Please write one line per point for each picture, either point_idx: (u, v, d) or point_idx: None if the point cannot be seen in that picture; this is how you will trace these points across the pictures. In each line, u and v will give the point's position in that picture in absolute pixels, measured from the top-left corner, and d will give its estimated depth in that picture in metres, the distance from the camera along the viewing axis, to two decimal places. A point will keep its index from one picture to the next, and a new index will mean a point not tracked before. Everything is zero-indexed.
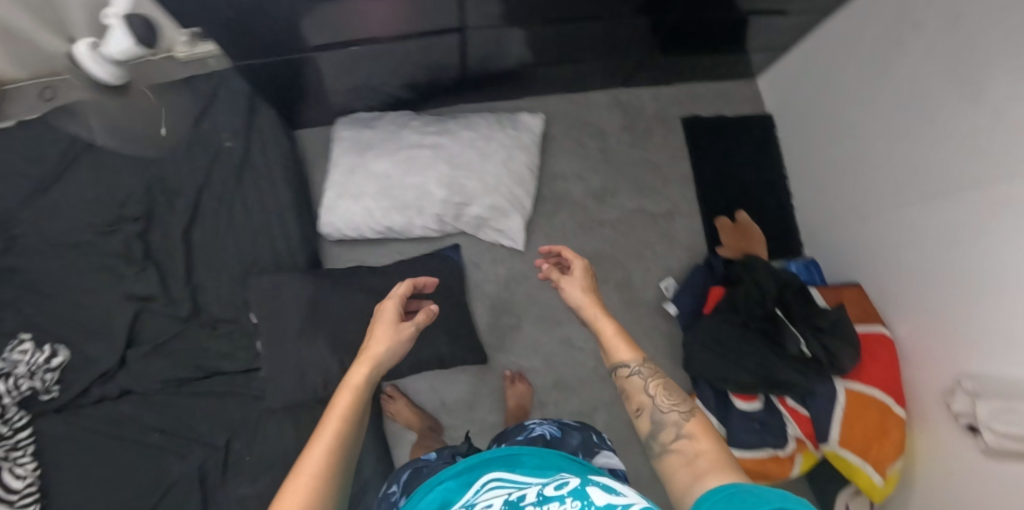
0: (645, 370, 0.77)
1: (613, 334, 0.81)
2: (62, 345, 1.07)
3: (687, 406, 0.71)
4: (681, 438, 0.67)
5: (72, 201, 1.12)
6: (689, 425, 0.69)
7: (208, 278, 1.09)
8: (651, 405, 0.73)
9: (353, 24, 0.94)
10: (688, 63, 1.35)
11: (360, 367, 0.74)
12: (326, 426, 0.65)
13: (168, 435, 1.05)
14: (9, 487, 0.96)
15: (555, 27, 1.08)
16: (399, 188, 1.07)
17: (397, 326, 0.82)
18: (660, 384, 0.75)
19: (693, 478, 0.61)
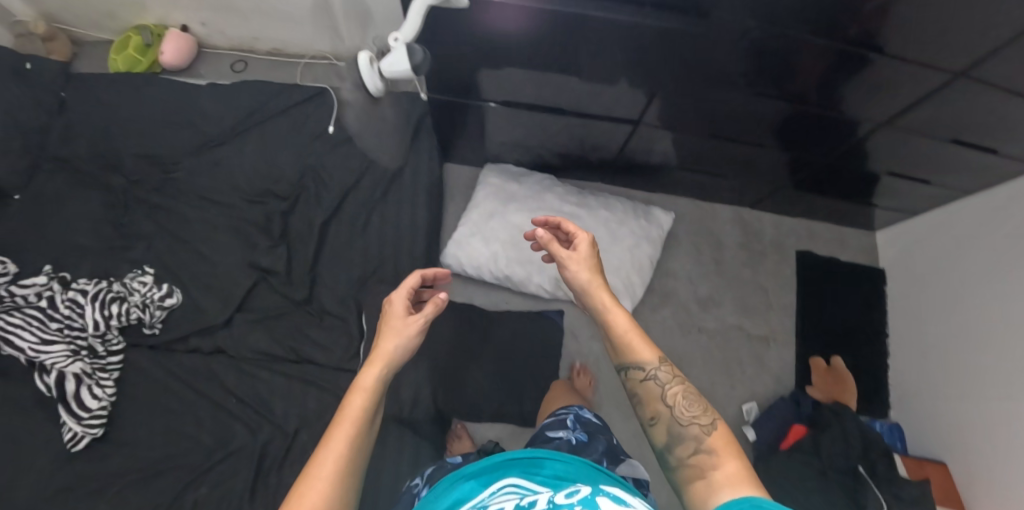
0: (662, 377, 0.75)
1: (630, 332, 0.78)
2: (177, 289, 1.17)
3: (707, 418, 0.72)
4: (700, 453, 0.69)
5: (233, 165, 1.21)
6: (709, 439, 0.70)
7: (328, 272, 1.15)
8: (668, 416, 0.73)
9: (528, 90, 0.99)
10: (821, 206, 1.35)
11: (371, 367, 0.78)
12: (336, 432, 0.71)
13: (249, 403, 1.11)
14: (84, 403, 1.09)
15: (715, 143, 1.10)
16: (529, 243, 1.14)
17: (405, 321, 0.83)
18: (678, 392, 0.74)
19: (713, 499, 0.65)
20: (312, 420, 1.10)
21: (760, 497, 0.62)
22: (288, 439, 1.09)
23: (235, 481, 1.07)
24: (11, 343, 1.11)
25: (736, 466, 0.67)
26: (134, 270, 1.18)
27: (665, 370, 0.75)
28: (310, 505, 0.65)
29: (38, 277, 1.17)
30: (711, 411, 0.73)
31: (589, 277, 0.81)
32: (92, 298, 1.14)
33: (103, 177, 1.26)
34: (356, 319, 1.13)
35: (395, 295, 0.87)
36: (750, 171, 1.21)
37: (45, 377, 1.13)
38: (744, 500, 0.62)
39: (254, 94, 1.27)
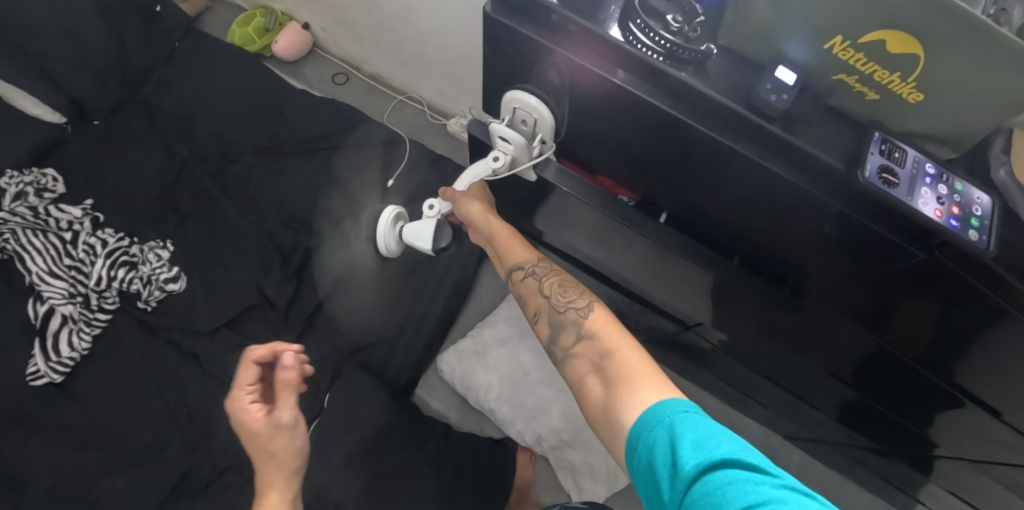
0: (542, 270, 0.71)
1: (507, 238, 0.76)
2: (185, 277, 1.15)
3: (584, 301, 0.65)
4: (583, 341, 0.62)
5: (285, 182, 1.20)
6: (587, 324, 0.63)
7: (323, 327, 1.10)
8: (546, 309, 0.68)
9: (585, 257, 0.88)
10: (860, 475, 1.17)
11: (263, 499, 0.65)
12: None
13: (195, 421, 1.09)
14: (56, 350, 1.08)
15: (765, 382, 0.95)
16: (526, 389, 1.06)
17: (264, 439, 0.64)
18: (560, 279, 0.70)
19: (613, 387, 0.54)
20: (243, 467, 1.06)
21: (669, 397, 0.50)
22: (213, 475, 1.05)
23: (145, 494, 1.02)
24: (24, 263, 1.11)
25: (630, 341, 0.59)
26: (158, 240, 1.18)
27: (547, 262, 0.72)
28: None
29: (75, 208, 1.17)
30: (591, 294, 0.67)
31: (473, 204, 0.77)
32: (109, 252, 1.14)
33: (173, 139, 1.27)
34: (327, 387, 1.06)
35: (234, 402, 0.64)
36: (789, 416, 1.06)
37: (35, 306, 1.11)
38: (659, 404, 0.49)
39: (338, 121, 1.25)
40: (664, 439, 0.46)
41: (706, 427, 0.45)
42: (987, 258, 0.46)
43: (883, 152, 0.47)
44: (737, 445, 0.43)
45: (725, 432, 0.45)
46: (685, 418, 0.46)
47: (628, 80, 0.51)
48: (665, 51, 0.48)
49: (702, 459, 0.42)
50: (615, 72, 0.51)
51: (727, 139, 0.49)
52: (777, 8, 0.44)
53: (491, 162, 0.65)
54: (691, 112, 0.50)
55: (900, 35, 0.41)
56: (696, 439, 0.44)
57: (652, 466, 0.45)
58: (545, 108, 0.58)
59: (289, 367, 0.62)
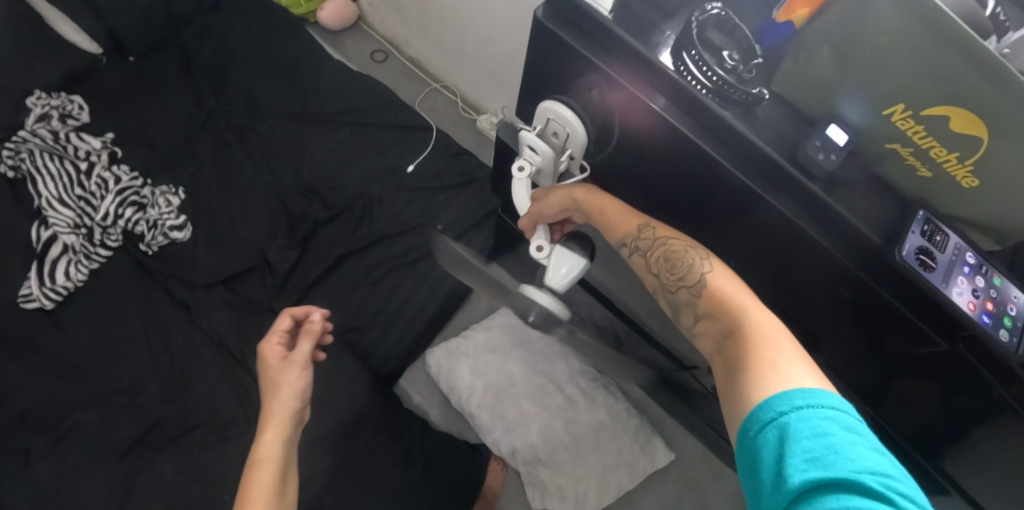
0: (646, 243, 0.54)
1: (601, 204, 0.58)
2: (191, 227, 1.14)
3: (696, 275, 0.50)
4: (704, 320, 0.50)
5: (306, 150, 1.19)
6: (703, 303, 0.49)
7: (317, 301, 1.09)
8: (660, 289, 0.54)
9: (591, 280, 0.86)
10: None
11: (266, 433, 0.70)
12: None
13: (176, 371, 1.07)
14: (51, 277, 1.08)
15: None
16: (510, 399, 1.03)
17: (281, 375, 0.74)
18: (670, 250, 0.53)
19: (731, 389, 0.43)
20: (215, 426, 1.04)
21: (790, 390, 0.39)
22: (183, 429, 1.04)
23: (113, 437, 1.01)
24: (35, 185, 1.11)
25: (757, 331, 0.45)
26: (171, 187, 1.17)
27: (651, 229, 0.54)
28: None
29: (95, 139, 1.17)
30: (711, 264, 0.50)
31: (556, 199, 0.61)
32: (121, 189, 1.14)
33: (203, 87, 1.26)
34: None
35: (264, 345, 0.77)
36: None
37: (39, 230, 1.10)
38: (784, 395, 0.38)
39: (368, 98, 1.24)
40: (772, 441, 0.37)
41: (833, 433, 0.35)
42: (1014, 363, 0.43)
43: (924, 233, 0.44)
44: (870, 462, 0.34)
45: (860, 440, 0.35)
46: (808, 418, 0.37)
47: (671, 109, 0.49)
48: (712, 86, 0.46)
49: (814, 475, 0.34)
50: (658, 100, 0.49)
51: (761, 190, 0.47)
52: (840, 63, 0.42)
53: (516, 171, 0.63)
54: (729, 155, 0.48)
55: (966, 113, 0.38)
56: (815, 448, 0.35)
57: (754, 466, 0.38)
58: (581, 124, 0.56)
59: (315, 320, 0.79)
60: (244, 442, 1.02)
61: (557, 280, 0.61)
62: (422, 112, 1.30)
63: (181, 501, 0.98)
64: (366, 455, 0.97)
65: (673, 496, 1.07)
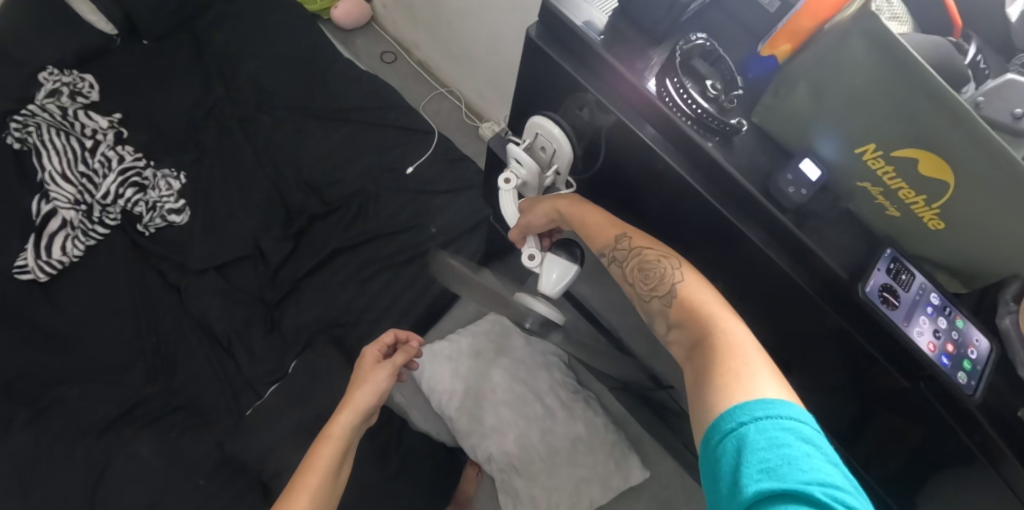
0: (622, 253, 0.55)
1: (582, 215, 0.59)
2: (189, 212, 1.15)
3: (667, 284, 0.51)
4: (675, 328, 0.50)
5: (308, 145, 1.21)
6: (673, 311, 0.50)
7: (306, 294, 1.10)
8: (635, 299, 0.55)
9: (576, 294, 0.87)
10: None
11: (341, 416, 0.76)
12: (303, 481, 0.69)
13: (161, 352, 1.08)
14: (47, 251, 1.09)
15: None
16: (490, 406, 1.04)
17: (374, 372, 0.81)
18: (645, 259, 0.53)
19: (695, 398, 0.43)
20: (194, 409, 1.05)
21: (749, 401, 0.38)
22: (163, 410, 1.04)
23: (95, 413, 1.03)
24: (39, 159, 1.13)
25: (722, 340, 0.45)
26: (172, 171, 1.18)
27: (628, 239, 0.55)
28: None
29: (103, 118, 1.19)
30: (683, 274, 0.51)
31: (547, 212, 0.61)
32: (123, 169, 1.15)
33: (213, 76, 1.28)
34: (295, 354, 1.06)
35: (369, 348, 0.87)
36: None
37: (40, 203, 1.12)
38: (743, 407, 0.38)
39: (373, 98, 1.26)
40: (732, 452, 0.37)
41: (789, 444, 0.35)
42: (970, 405, 0.44)
43: (890, 271, 0.45)
44: (822, 474, 0.33)
45: (816, 452, 0.35)
46: (766, 430, 0.37)
47: (654, 136, 0.50)
48: (696, 117, 0.47)
49: (766, 486, 0.33)
50: (644, 127, 0.50)
51: (734, 218, 0.48)
52: (816, 100, 0.44)
53: (502, 182, 0.64)
54: (708, 183, 0.49)
55: (933, 157, 0.39)
56: (770, 458, 0.35)
57: (713, 476, 0.37)
58: (566, 142, 0.57)
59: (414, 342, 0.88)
60: (222, 428, 1.03)
61: (552, 286, 0.62)
62: (426, 115, 1.31)
63: (156, 482, 0.98)
64: None
65: None
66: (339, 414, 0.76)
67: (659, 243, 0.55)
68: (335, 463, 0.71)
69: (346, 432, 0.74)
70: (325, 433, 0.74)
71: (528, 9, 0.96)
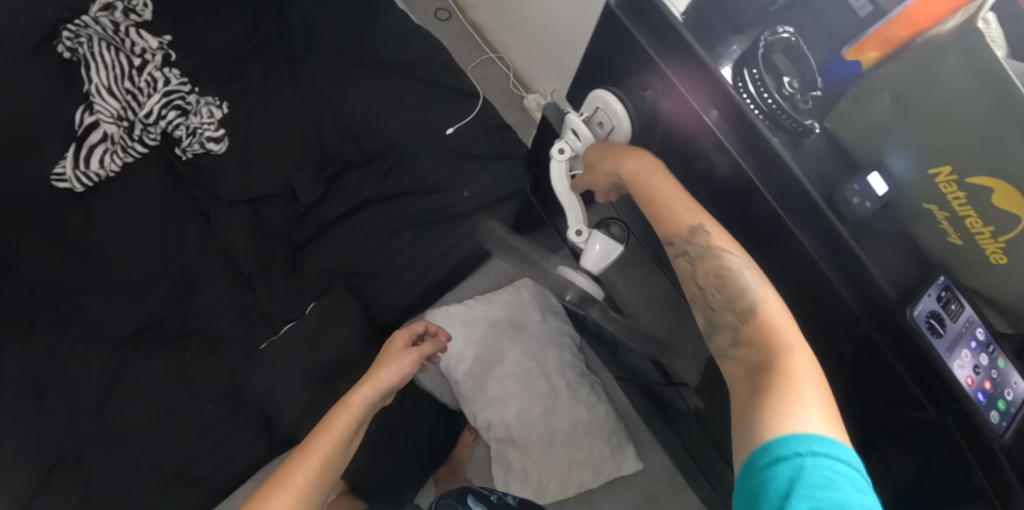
0: (697, 250, 0.52)
1: (661, 197, 0.54)
2: (227, 142, 1.16)
3: (746, 299, 0.49)
4: (739, 341, 0.49)
5: (352, 92, 1.20)
6: (745, 324, 0.48)
7: (331, 240, 1.10)
8: (701, 303, 0.53)
9: None
10: None
11: (363, 388, 0.78)
12: (319, 441, 0.70)
13: (182, 276, 1.10)
14: (85, 162, 1.11)
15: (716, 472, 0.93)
16: (496, 375, 1.04)
17: (400, 355, 0.84)
18: (724, 266, 0.51)
19: (748, 416, 0.43)
20: (209, 336, 1.07)
21: (810, 434, 0.38)
22: (180, 333, 1.07)
23: (115, 325, 1.06)
24: (87, 70, 1.14)
25: (792, 366, 0.44)
26: (215, 99, 1.19)
27: (707, 237, 0.52)
28: (295, 487, 0.64)
29: (153, 38, 1.20)
30: (755, 282, 0.49)
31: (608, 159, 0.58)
32: (169, 91, 1.17)
33: (266, 10, 1.28)
34: (312, 297, 1.07)
35: (400, 333, 0.90)
36: None
37: (85, 114, 1.13)
38: (804, 438, 0.38)
39: (423, 54, 1.24)
40: (782, 481, 0.37)
41: (844, 489, 0.35)
42: (998, 446, 0.43)
43: (940, 299, 0.44)
44: None
45: (867, 500, 0.35)
46: (824, 469, 0.36)
47: (718, 120, 0.48)
48: (768, 110, 0.46)
49: None
50: (710, 111, 0.49)
51: (787, 218, 0.47)
52: (898, 113, 0.42)
53: (557, 151, 0.62)
54: (766, 178, 0.47)
55: (1010, 189, 0.38)
56: (823, 498, 0.35)
57: (754, 498, 0.38)
58: (625, 118, 0.56)
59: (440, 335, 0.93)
60: (234, 358, 1.05)
61: (597, 264, 0.62)
62: (473, 78, 1.30)
63: (162, 400, 1.03)
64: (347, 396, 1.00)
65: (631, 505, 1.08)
66: (362, 386, 0.78)
67: (737, 248, 0.53)
68: (351, 431, 0.73)
69: (366, 404, 0.76)
70: (346, 400, 0.76)
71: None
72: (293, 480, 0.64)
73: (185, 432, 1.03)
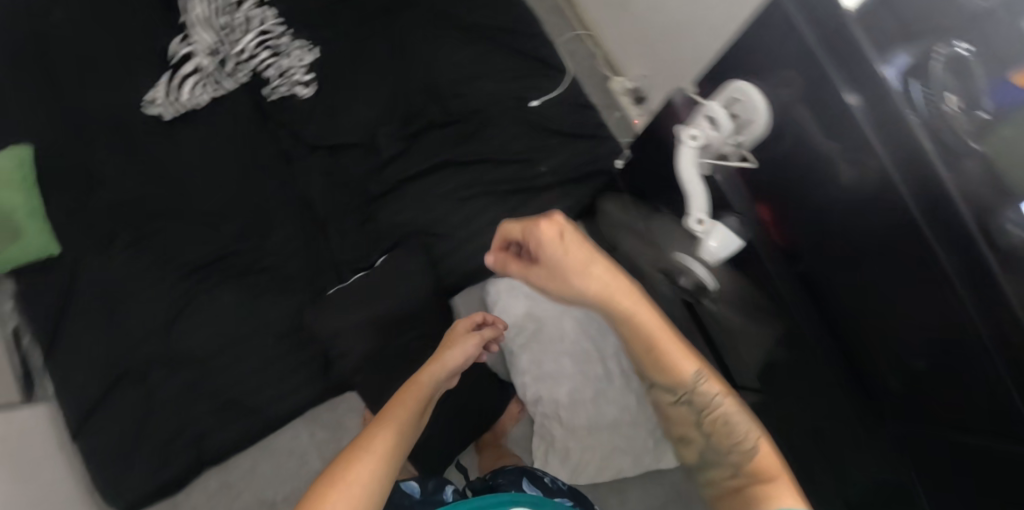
0: (691, 394, 0.69)
1: (669, 346, 0.69)
2: (315, 87, 1.17)
3: (748, 439, 0.65)
4: (739, 473, 0.64)
5: (442, 51, 1.19)
6: (742, 459, 0.64)
7: (407, 196, 1.10)
8: (699, 440, 0.71)
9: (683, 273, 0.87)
10: None
11: (427, 368, 0.81)
12: (393, 409, 0.70)
13: (257, 211, 1.12)
14: (178, 92, 1.14)
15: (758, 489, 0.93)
16: (553, 353, 1.06)
17: (463, 340, 0.88)
18: (725, 413, 0.68)
19: None
20: (277, 273, 1.09)
21: None
22: (250, 268, 1.10)
23: (193, 251, 1.10)
24: (189, 2, 1.17)
25: (787, 499, 0.58)
26: (307, 44, 1.20)
27: (703, 378, 0.69)
28: (382, 439, 0.63)
29: None
30: (746, 428, 0.66)
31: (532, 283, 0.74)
32: (262, 31, 1.19)
33: None
34: (382, 250, 1.08)
35: (460, 323, 0.94)
36: None
37: (180, 46, 1.16)
38: None
39: (515, 21, 1.23)
40: None
41: None
42: None
43: None
44: None
45: None
46: None
47: (857, 105, 0.54)
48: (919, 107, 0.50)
49: None
50: (851, 95, 0.54)
51: (916, 210, 0.50)
52: None
53: (691, 138, 0.66)
54: (896, 160, 0.51)
55: None
56: None
57: None
58: (760, 120, 0.65)
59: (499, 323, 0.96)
60: (300, 297, 1.08)
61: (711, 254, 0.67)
62: (564, 50, 1.29)
63: (227, 330, 1.07)
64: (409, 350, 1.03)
65: (663, 497, 1.10)
66: (433, 368, 0.82)
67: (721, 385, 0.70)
68: (421, 403, 0.75)
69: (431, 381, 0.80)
70: (417, 380, 0.79)
71: (721, 35, 0.96)
72: (379, 433, 0.64)
73: (245, 363, 1.06)
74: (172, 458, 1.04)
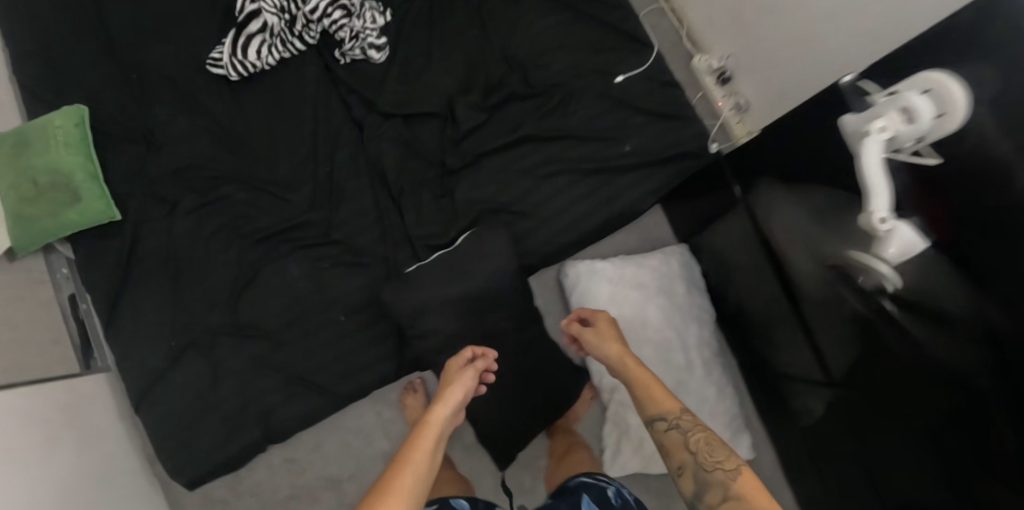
0: (684, 423, 0.74)
1: (645, 385, 0.81)
2: (387, 52, 1.11)
3: (732, 462, 0.68)
4: (732, 498, 0.65)
5: (523, 19, 1.13)
6: (735, 485, 0.66)
7: (487, 170, 1.06)
8: (691, 467, 0.71)
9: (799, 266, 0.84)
10: None
11: (437, 408, 0.81)
12: (420, 447, 0.74)
13: (328, 181, 1.07)
14: (247, 54, 1.07)
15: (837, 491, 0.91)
16: (635, 340, 1.03)
17: (462, 376, 0.87)
18: (707, 438, 0.72)
19: None
20: (349, 246, 1.05)
21: None
22: (321, 239, 1.05)
23: (261, 220, 1.05)
24: None
25: None
26: (378, 5, 1.12)
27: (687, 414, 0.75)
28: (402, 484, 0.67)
29: None
30: (730, 452, 0.69)
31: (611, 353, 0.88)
32: None
33: None
34: (460, 226, 1.03)
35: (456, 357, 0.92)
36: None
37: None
38: None
39: None
40: None
41: None
42: None
43: None
44: None
45: None
46: None
47: None
48: None
49: None
50: None
51: None
52: None
53: (878, 130, 0.55)
54: None
55: None
56: None
57: None
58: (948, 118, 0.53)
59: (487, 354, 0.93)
60: (373, 272, 1.04)
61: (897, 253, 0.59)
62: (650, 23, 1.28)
63: (297, 302, 1.04)
64: (488, 331, 0.99)
65: None
66: (439, 406, 0.83)
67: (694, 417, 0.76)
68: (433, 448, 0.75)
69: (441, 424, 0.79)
70: (427, 417, 0.80)
71: (825, 32, 0.94)
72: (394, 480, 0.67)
73: (315, 337, 1.03)
74: (238, 433, 1.00)
